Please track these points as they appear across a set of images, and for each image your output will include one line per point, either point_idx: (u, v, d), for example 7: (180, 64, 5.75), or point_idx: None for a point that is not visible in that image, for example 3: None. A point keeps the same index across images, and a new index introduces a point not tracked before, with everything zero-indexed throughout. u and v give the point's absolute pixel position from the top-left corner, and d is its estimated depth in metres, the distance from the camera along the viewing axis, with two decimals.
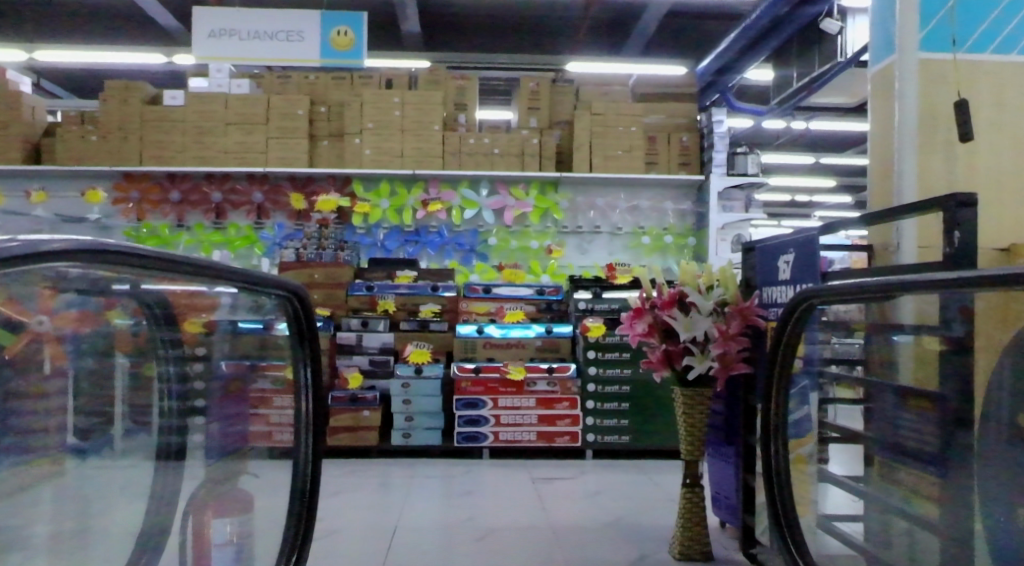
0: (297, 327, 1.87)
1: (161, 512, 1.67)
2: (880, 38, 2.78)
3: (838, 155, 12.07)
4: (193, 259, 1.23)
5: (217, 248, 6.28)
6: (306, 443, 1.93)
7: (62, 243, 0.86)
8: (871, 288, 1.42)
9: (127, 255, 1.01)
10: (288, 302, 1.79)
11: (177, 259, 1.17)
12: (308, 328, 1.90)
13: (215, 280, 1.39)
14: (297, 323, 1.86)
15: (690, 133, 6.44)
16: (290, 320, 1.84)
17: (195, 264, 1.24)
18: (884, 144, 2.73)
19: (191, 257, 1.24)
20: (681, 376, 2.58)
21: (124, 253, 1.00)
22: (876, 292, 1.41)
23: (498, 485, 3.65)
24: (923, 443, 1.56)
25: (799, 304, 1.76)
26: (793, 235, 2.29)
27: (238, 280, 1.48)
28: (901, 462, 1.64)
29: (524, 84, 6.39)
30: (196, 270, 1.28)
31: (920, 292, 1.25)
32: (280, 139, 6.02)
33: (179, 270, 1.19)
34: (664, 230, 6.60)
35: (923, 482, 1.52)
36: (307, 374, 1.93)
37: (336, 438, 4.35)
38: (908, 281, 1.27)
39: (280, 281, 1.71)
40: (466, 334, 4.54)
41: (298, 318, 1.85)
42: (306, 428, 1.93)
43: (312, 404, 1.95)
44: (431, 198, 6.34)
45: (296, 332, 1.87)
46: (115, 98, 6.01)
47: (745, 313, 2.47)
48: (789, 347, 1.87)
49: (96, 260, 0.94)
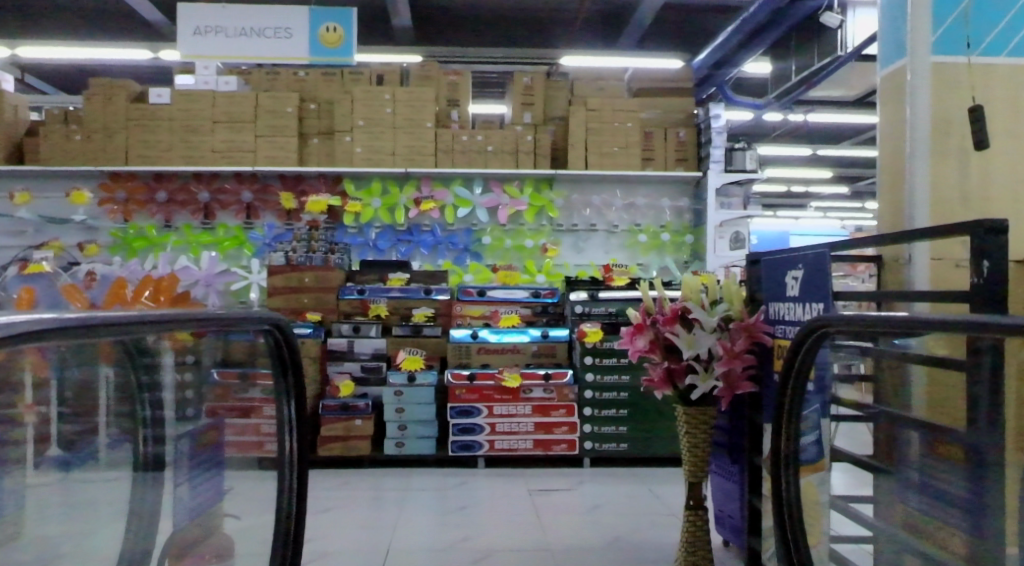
0: (280, 357, 1.97)
1: (141, 529, 1.69)
2: (890, 41, 2.68)
3: (835, 146, 11.94)
4: (174, 315, 1.30)
5: (205, 250, 6.14)
6: (289, 472, 2.04)
7: (27, 324, 0.93)
8: (890, 324, 1.35)
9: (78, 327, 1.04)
10: (269, 334, 1.87)
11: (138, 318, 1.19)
12: (289, 358, 2.00)
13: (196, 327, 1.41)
14: (280, 352, 1.96)
15: (687, 129, 6.33)
16: (272, 350, 1.94)
17: (176, 320, 1.30)
18: (894, 150, 2.63)
19: (159, 313, 1.26)
20: (683, 395, 2.48)
21: (100, 327, 1.08)
22: (892, 329, 1.35)
23: (495, 498, 3.56)
24: (951, 486, 1.46)
25: (812, 329, 1.66)
26: (802, 250, 2.18)
27: (216, 323, 1.50)
28: (928, 502, 1.53)
29: (518, 78, 6.16)
30: (169, 323, 1.30)
31: (945, 333, 1.19)
32: (269, 137, 5.88)
33: (161, 328, 1.26)
34: (660, 228, 6.49)
35: (955, 529, 1.40)
36: (288, 410, 2.03)
37: (327, 448, 4.23)
38: (932, 321, 1.21)
39: (250, 315, 1.69)
40: (459, 340, 4.44)
41: (280, 349, 1.94)
42: (289, 460, 2.04)
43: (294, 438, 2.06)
44: (424, 197, 6.22)
45: (278, 362, 1.98)
46: (99, 96, 5.85)
47: (751, 329, 2.37)
48: (801, 375, 1.77)
49: (69, 336, 1.02)
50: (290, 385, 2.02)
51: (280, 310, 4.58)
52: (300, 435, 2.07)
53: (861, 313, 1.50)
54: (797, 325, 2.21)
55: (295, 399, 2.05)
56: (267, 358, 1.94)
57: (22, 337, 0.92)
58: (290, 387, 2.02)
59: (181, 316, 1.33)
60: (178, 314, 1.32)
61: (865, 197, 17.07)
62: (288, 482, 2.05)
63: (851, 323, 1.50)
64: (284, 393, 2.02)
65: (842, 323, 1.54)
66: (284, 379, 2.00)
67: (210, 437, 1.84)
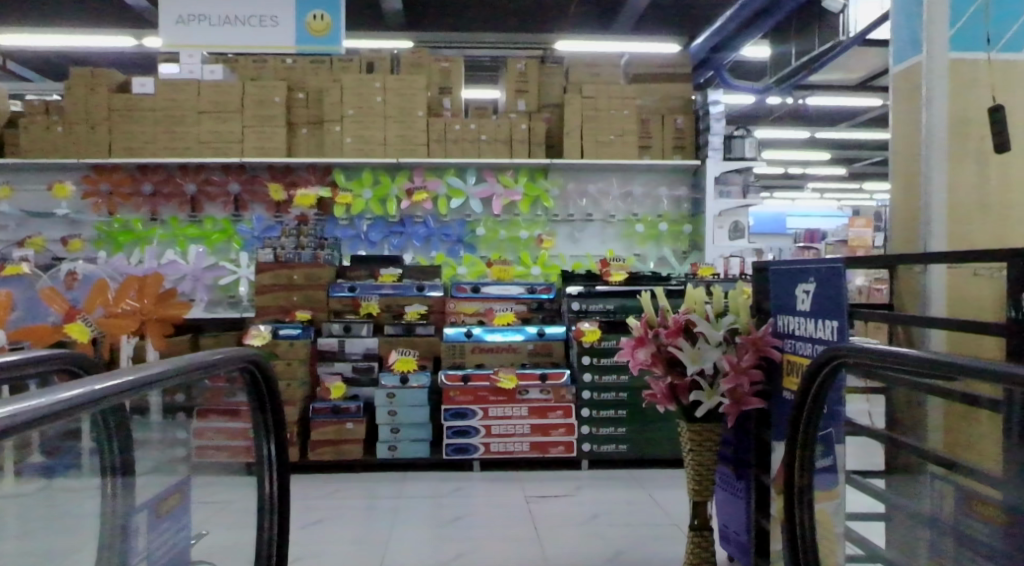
0: (256, 391, 1.85)
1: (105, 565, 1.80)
2: (903, 36, 2.55)
3: (832, 129, 11.75)
4: (165, 367, 1.33)
5: (193, 243, 6.00)
6: (270, 519, 2.00)
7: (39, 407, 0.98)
8: (912, 361, 1.30)
9: (92, 401, 1.09)
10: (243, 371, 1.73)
11: (143, 382, 1.25)
12: (268, 393, 1.88)
13: (199, 372, 1.48)
14: (255, 386, 1.84)
15: (685, 116, 6.18)
16: (247, 385, 1.82)
17: (168, 374, 1.33)
18: (908, 152, 2.51)
19: (164, 370, 1.32)
20: (687, 411, 2.38)
21: (110, 395, 1.14)
22: (915, 368, 1.30)
23: (491, 506, 3.47)
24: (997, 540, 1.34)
25: (826, 358, 1.58)
26: (814, 263, 2.07)
27: (218, 366, 1.56)
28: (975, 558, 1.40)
29: (512, 66, 6.11)
30: (173, 377, 1.36)
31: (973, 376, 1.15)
32: (257, 127, 5.71)
33: (154, 384, 1.29)
34: (658, 217, 6.35)
35: None
36: (270, 451, 1.97)
37: (318, 452, 4.11)
38: (965, 364, 1.16)
39: (234, 354, 1.62)
40: (454, 338, 4.33)
41: (256, 383, 1.82)
42: (272, 505, 2.00)
43: (276, 480, 2.00)
44: (416, 187, 6.04)
45: (254, 397, 1.87)
46: (81, 86, 5.65)
47: (759, 344, 2.26)
48: (816, 402, 1.67)
49: (75, 413, 1.07)
50: (270, 422, 1.92)
51: (269, 308, 4.45)
52: (281, 472, 2.00)
53: (885, 346, 1.42)
54: (807, 341, 2.11)
55: (276, 435, 1.95)
56: (245, 394, 1.86)
57: (31, 422, 0.97)
58: (269, 425, 1.92)
59: (173, 367, 1.36)
60: (171, 365, 1.35)
61: (862, 179, 16.94)
62: (268, 525, 2.01)
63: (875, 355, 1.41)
64: (263, 430, 1.93)
65: (864, 352, 1.46)
66: (263, 415, 1.90)
67: (172, 500, 1.96)
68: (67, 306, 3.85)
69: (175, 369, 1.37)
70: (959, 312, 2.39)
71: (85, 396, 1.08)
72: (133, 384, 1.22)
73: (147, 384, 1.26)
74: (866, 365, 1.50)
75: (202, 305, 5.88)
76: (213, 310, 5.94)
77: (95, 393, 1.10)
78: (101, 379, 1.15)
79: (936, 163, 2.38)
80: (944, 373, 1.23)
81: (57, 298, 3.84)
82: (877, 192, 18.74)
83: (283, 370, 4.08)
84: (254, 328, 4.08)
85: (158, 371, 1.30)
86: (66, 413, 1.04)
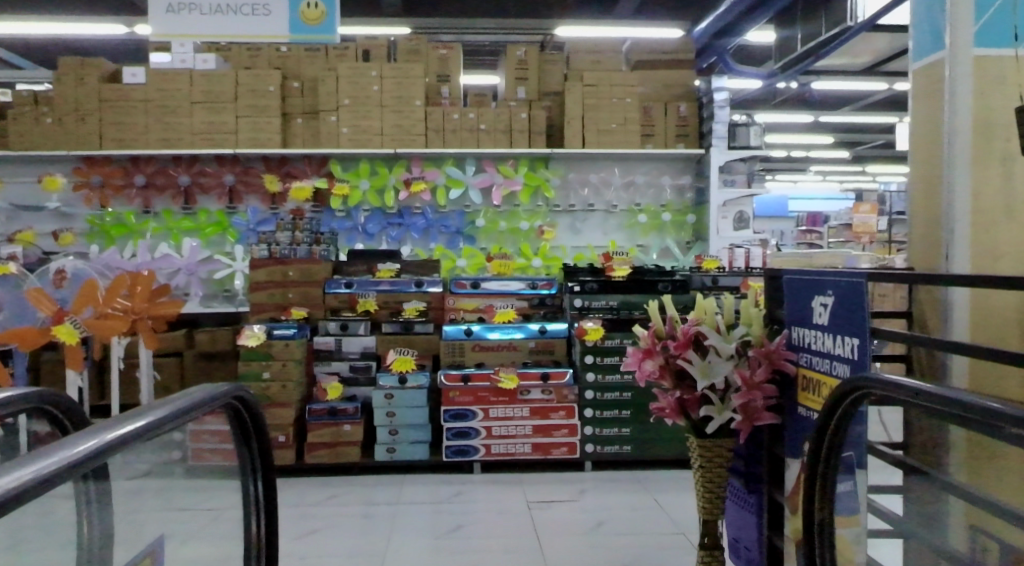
0: (240, 423, 1.74)
1: None
2: (923, 29, 2.43)
3: (836, 113, 11.57)
4: (177, 406, 1.37)
5: (186, 236, 5.88)
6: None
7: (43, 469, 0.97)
8: (939, 400, 1.21)
9: (90, 459, 1.08)
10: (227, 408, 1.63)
11: (141, 430, 1.23)
12: (254, 428, 1.77)
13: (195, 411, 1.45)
14: (240, 421, 1.73)
15: (688, 104, 6.04)
16: (231, 420, 1.71)
17: (180, 412, 1.37)
18: (929, 154, 2.39)
19: (160, 416, 1.30)
20: (697, 426, 2.29)
21: (106, 452, 1.12)
22: (944, 409, 1.21)
23: (492, 514, 3.38)
24: None
25: (851, 387, 1.49)
26: (833, 275, 1.98)
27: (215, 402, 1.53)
28: None
29: (511, 52, 5.95)
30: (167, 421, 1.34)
31: (1003, 423, 1.06)
32: (251, 118, 5.57)
33: (155, 429, 1.29)
34: (661, 207, 6.22)
35: None
36: (256, 490, 1.87)
37: (315, 455, 4.00)
38: (994, 408, 1.07)
39: (224, 390, 1.56)
40: (453, 336, 4.24)
41: (239, 416, 1.70)
42: (257, 550, 1.91)
43: (264, 521, 1.91)
44: (414, 178, 5.90)
45: (238, 430, 1.75)
46: (70, 75, 5.50)
47: (772, 357, 2.17)
48: (838, 431, 1.59)
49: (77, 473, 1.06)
50: (255, 455, 1.82)
51: (264, 305, 4.40)
52: (269, 512, 1.90)
53: (910, 379, 1.33)
54: (824, 356, 2.01)
55: (263, 473, 1.85)
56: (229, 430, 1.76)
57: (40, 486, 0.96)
58: (254, 460, 1.82)
59: (183, 405, 1.40)
60: (175, 406, 1.37)
61: (864, 163, 16.78)
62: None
63: (896, 389, 1.34)
64: (249, 466, 1.83)
65: (890, 385, 1.37)
66: (248, 450, 1.80)
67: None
68: (55, 308, 3.72)
69: (187, 406, 1.41)
70: (981, 322, 2.29)
71: (86, 452, 1.07)
72: (147, 427, 1.26)
73: (161, 424, 1.30)
74: (889, 397, 1.42)
75: (197, 299, 5.77)
76: (208, 305, 5.84)
77: (96, 449, 1.09)
78: (115, 426, 1.19)
79: (959, 164, 2.27)
80: (967, 415, 1.16)
81: (43, 300, 3.71)
82: (881, 175, 18.56)
83: (278, 371, 3.95)
84: (247, 328, 3.95)
85: (170, 412, 1.33)
86: (68, 474, 1.03)
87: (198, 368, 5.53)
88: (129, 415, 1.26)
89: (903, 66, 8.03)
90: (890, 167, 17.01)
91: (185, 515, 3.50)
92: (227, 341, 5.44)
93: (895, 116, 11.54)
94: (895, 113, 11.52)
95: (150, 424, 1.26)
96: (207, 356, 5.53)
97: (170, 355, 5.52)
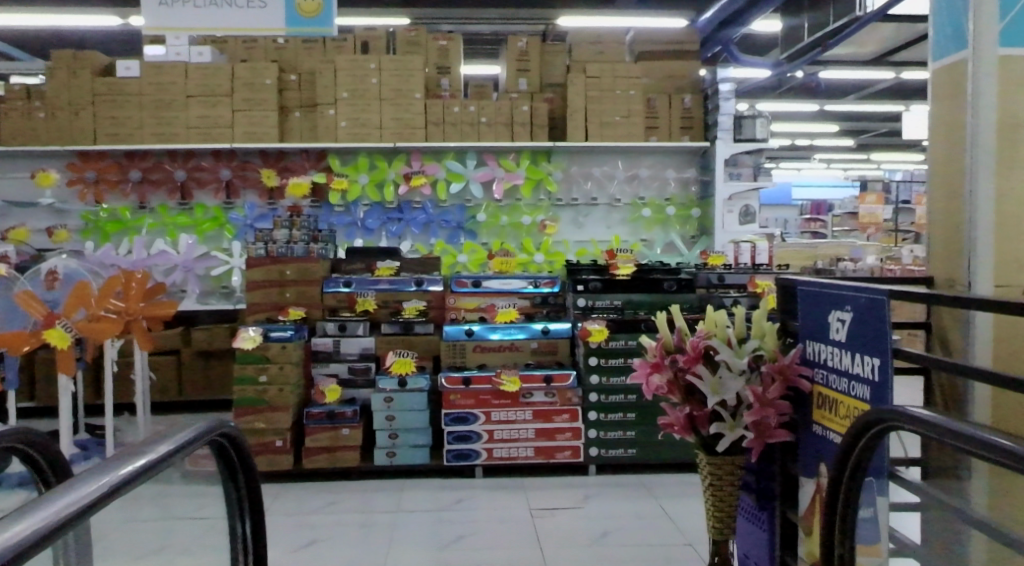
0: (226, 459, 1.61)
1: None
2: (945, 27, 2.32)
3: (841, 101, 11.42)
4: (184, 437, 1.34)
5: (183, 232, 5.78)
6: None
7: (44, 522, 0.90)
8: (961, 439, 1.13)
9: (95, 503, 1.01)
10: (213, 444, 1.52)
11: (143, 469, 1.16)
12: (240, 464, 1.65)
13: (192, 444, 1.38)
14: (225, 456, 1.61)
15: (692, 96, 5.91)
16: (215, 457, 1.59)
17: (188, 441, 1.35)
18: (949, 158, 2.29)
19: (160, 452, 1.24)
20: (707, 443, 2.21)
21: (111, 495, 1.05)
22: (967, 449, 1.13)
23: (494, 523, 3.31)
24: None
25: (877, 419, 1.40)
26: (851, 290, 1.89)
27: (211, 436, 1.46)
28: None
29: (512, 43, 5.82)
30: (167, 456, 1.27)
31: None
32: (247, 111, 5.46)
33: (159, 465, 1.23)
34: (665, 201, 6.10)
35: None
36: (242, 529, 1.74)
37: (313, 460, 3.87)
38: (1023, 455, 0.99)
39: (212, 425, 1.46)
40: (453, 337, 4.15)
41: (224, 453, 1.58)
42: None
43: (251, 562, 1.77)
44: (414, 172, 5.78)
45: (225, 466, 1.63)
46: (63, 69, 5.40)
47: (786, 373, 2.09)
48: (861, 462, 1.51)
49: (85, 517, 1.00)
50: (243, 490, 1.70)
51: (261, 305, 4.33)
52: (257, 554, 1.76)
53: (935, 413, 1.25)
54: (841, 375, 1.93)
55: (250, 511, 1.73)
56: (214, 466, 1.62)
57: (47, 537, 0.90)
58: (242, 495, 1.70)
59: (190, 435, 1.38)
60: (175, 439, 1.31)
61: (868, 150, 16.62)
62: None
63: (917, 425, 1.26)
64: (236, 502, 1.71)
65: (910, 420, 1.30)
66: (235, 485, 1.68)
67: None
68: (46, 310, 3.63)
69: (194, 435, 1.39)
70: (1007, 330, 2.19)
71: (91, 495, 1.01)
72: (159, 459, 1.23)
73: (172, 455, 1.28)
74: (912, 431, 1.33)
75: (195, 296, 5.72)
76: (205, 301, 5.80)
77: (101, 492, 1.03)
78: (128, 459, 1.16)
79: (983, 170, 2.17)
80: (991, 459, 1.08)
81: (34, 302, 3.61)
82: (886, 163, 18.38)
83: (275, 374, 3.84)
84: (244, 329, 3.83)
85: (171, 445, 1.28)
86: (75, 521, 0.97)
87: (196, 366, 5.46)
88: (139, 447, 1.23)
89: (912, 54, 7.88)
90: (895, 155, 16.85)
91: (181, 522, 3.44)
92: (225, 338, 5.36)
93: (902, 104, 11.39)
94: (902, 101, 11.37)
95: (163, 455, 1.23)
96: (204, 354, 5.46)
97: (167, 354, 5.44)
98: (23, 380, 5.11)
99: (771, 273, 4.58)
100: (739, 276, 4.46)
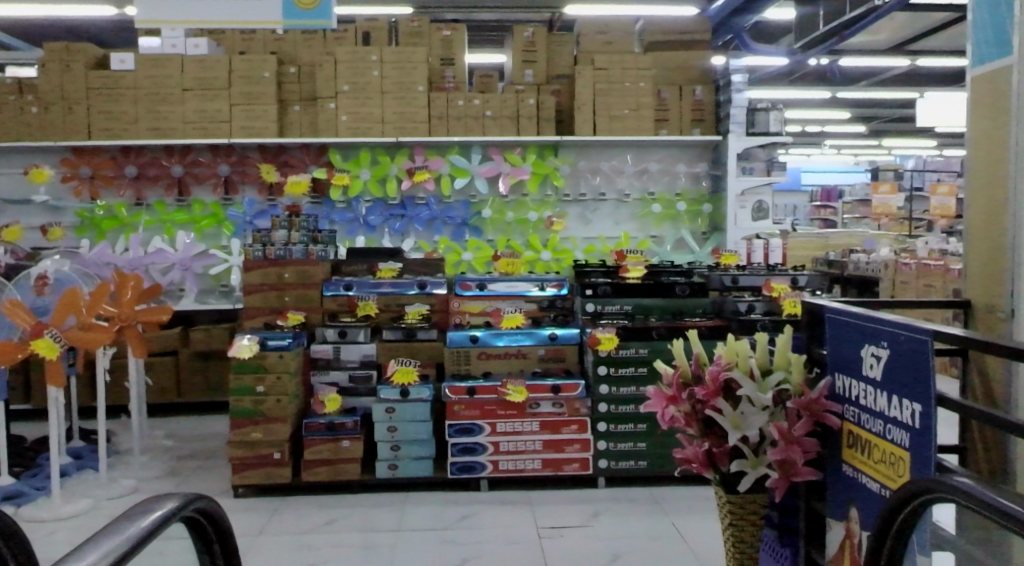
0: (208, 549, 1.26)
1: None
2: (986, 31, 2.13)
3: (854, 88, 11.16)
4: (169, 510, 1.09)
5: (181, 229, 5.60)
6: None
7: None
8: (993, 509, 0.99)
9: None
10: (197, 526, 1.22)
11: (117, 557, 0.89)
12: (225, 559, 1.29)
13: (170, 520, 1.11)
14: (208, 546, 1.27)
15: (704, 87, 5.71)
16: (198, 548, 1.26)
17: (179, 507, 1.13)
18: (991, 173, 2.13)
19: (138, 531, 0.97)
20: (727, 479, 2.10)
21: None
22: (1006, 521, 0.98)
23: (500, 545, 3.16)
24: None
25: (922, 490, 1.25)
26: (886, 325, 1.73)
27: (194, 516, 1.19)
28: None
29: (518, 33, 5.62)
30: (145, 537, 1.00)
31: None
32: (245, 106, 5.28)
33: (135, 547, 0.96)
34: (675, 196, 5.89)
35: None
36: None
37: (312, 473, 3.73)
38: None
39: (193, 503, 1.17)
40: (457, 343, 4.01)
41: (207, 539, 1.25)
42: None
43: None
44: (417, 167, 5.60)
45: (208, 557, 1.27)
46: (55, 62, 5.23)
47: (813, 408, 1.95)
48: (904, 533, 1.35)
49: None
50: None
51: (258, 310, 4.19)
52: None
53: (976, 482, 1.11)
54: (876, 415, 1.77)
55: None
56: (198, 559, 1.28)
57: None
58: None
59: (181, 500, 1.16)
60: (151, 520, 1.03)
61: (880, 137, 16.32)
62: None
63: (954, 492, 1.12)
64: None
65: (948, 488, 1.15)
66: None
67: None
68: (32, 321, 3.44)
69: (186, 500, 1.17)
70: None
71: None
72: (136, 540, 0.97)
73: (160, 524, 1.05)
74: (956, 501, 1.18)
75: (193, 295, 5.59)
76: (203, 300, 5.67)
77: None
78: (108, 534, 0.94)
79: None
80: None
81: (20, 312, 3.43)
82: (898, 150, 18.04)
83: (273, 384, 3.69)
84: (240, 339, 3.70)
85: (148, 526, 1.01)
86: None
87: (194, 368, 5.30)
88: (124, 520, 1.00)
89: (929, 41, 7.65)
90: (907, 141, 16.55)
91: (175, 541, 3.30)
92: (223, 339, 5.20)
93: (916, 91, 11.13)
94: (916, 88, 11.11)
95: (143, 534, 0.98)
96: (202, 355, 5.30)
97: (164, 355, 5.30)
98: (17, 381, 4.95)
99: (787, 275, 4.40)
100: (755, 278, 4.20)
